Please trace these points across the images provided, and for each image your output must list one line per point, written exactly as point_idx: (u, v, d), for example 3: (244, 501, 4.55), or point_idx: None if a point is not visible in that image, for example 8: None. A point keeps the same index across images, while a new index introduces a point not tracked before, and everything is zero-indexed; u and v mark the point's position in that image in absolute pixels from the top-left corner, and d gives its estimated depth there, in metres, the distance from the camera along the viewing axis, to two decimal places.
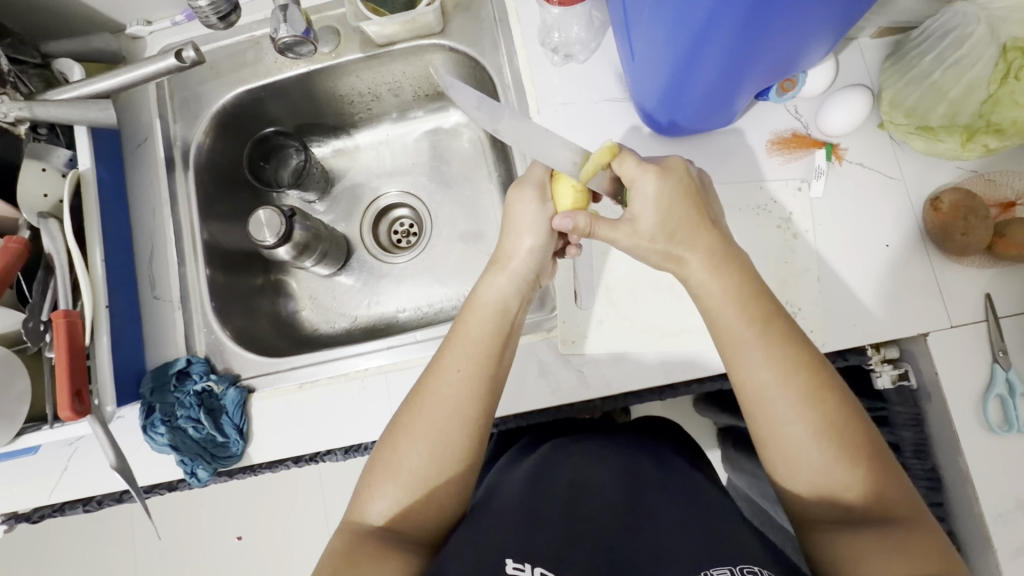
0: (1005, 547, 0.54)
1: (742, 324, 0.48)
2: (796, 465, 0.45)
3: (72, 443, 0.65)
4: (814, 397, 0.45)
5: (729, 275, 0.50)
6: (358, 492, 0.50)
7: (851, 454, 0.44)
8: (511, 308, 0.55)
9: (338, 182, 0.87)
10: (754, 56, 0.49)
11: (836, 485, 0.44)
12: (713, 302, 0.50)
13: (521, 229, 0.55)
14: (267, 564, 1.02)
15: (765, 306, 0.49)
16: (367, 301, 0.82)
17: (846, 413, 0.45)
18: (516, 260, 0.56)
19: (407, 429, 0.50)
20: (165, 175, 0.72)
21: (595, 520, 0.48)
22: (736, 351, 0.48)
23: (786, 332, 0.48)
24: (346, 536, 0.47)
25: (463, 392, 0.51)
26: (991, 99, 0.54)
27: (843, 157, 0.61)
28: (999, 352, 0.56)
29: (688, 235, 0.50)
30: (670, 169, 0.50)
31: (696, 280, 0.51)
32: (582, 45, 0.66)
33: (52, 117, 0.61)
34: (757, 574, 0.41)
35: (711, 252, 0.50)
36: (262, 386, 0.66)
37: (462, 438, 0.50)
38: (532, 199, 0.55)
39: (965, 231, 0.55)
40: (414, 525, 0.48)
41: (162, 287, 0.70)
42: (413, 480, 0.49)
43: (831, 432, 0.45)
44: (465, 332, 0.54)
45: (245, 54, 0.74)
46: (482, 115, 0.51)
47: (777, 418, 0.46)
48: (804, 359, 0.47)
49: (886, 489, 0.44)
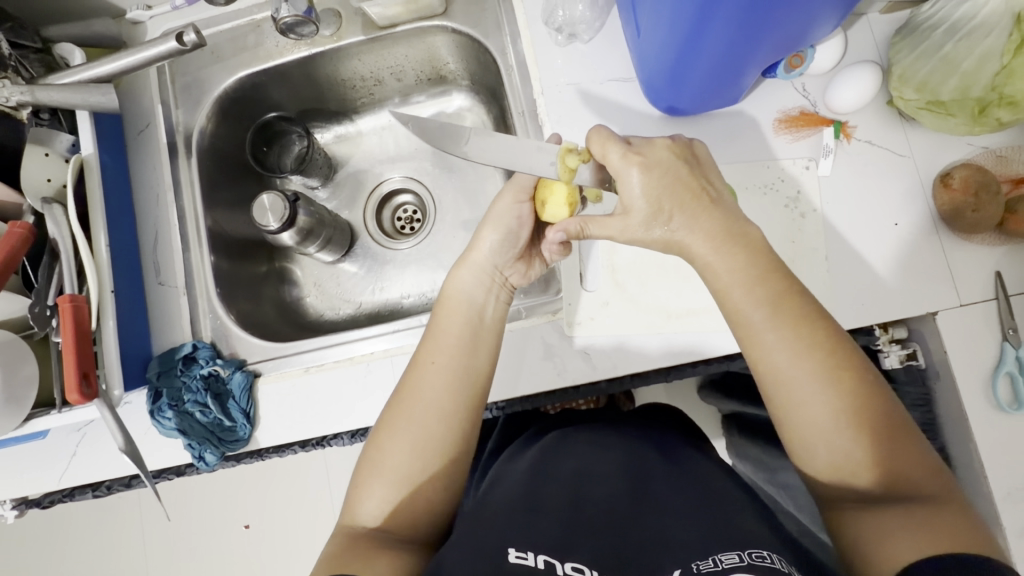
0: (1013, 526, 0.54)
1: (755, 306, 0.48)
2: (813, 444, 0.46)
3: (80, 429, 0.66)
4: (830, 371, 0.46)
5: (732, 259, 0.49)
6: (348, 495, 0.51)
7: (872, 430, 0.44)
8: (477, 301, 0.57)
9: (340, 168, 0.87)
10: (757, 35, 0.49)
11: (856, 464, 0.44)
12: (722, 283, 0.49)
13: (490, 223, 0.58)
14: (275, 551, 1.03)
15: (785, 284, 0.49)
16: (371, 287, 0.82)
17: (863, 390, 0.45)
18: (477, 253, 0.58)
19: (390, 425, 0.52)
20: (168, 161, 0.72)
21: (597, 507, 0.48)
22: (748, 332, 0.48)
23: (799, 312, 0.48)
24: (339, 539, 0.48)
25: (439, 382, 0.52)
26: (1005, 70, 0.51)
27: (852, 135, 0.60)
28: (1010, 330, 0.55)
29: (688, 219, 0.49)
30: (653, 159, 0.49)
31: (702, 261, 0.50)
32: (586, 24, 0.64)
33: (54, 102, 0.61)
34: (766, 559, 0.40)
35: (713, 232, 0.49)
36: (268, 371, 0.66)
37: (446, 432, 0.51)
38: (508, 199, 0.58)
39: (975, 208, 0.55)
40: (404, 525, 0.49)
41: (167, 274, 0.70)
42: (398, 476, 0.50)
43: (851, 407, 0.44)
44: (437, 335, 0.55)
45: (246, 38, 0.74)
46: (445, 142, 0.54)
47: (791, 397, 0.46)
48: (819, 338, 0.47)
49: (911, 466, 0.43)
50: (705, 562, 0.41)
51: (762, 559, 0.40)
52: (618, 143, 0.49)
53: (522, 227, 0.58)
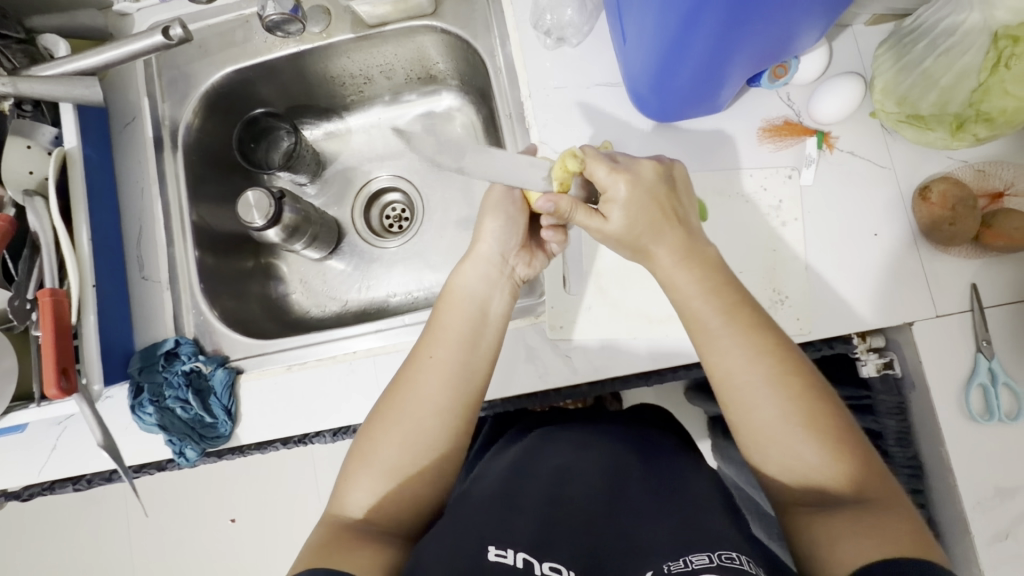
0: (982, 534, 0.55)
1: (712, 314, 0.49)
2: (767, 450, 0.46)
3: (60, 423, 0.66)
4: (782, 379, 0.46)
5: (690, 270, 0.50)
6: (336, 487, 0.51)
7: (825, 437, 0.45)
8: (478, 295, 0.57)
9: (329, 165, 0.86)
10: (737, 43, 0.49)
11: (809, 469, 0.45)
12: (681, 292, 0.50)
13: (491, 210, 0.59)
14: (259, 546, 1.03)
15: (738, 291, 0.50)
16: (358, 285, 0.82)
17: (815, 397, 0.46)
18: (481, 243, 0.58)
19: (383, 418, 0.52)
20: (154, 155, 0.71)
21: (575, 506, 0.48)
22: (705, 340, 0.49)
23: (752, 320, 0.49)
24: (325, 529, 0.48)
25: (427, 377, 0.53)
26: (980, 88, 0.52)
27: (834, 145, 0.61)
28: (983, 342, 0.56)
29: (657, 232, 0.50)
30: (640, 176, 0.50)
31: (664, 272, 0.51)
32: (575, 28, 0.65)
33: (36, 94, 0.60)
34: (735, 559, 0.41)
35: (677, 242, 0.50)
36: (250, 368, 0.67)
37: (432, 426, 0.51)
38: (503, 189, 0.59)
39: (952, 222, 0.55)
40: (390, 517, 0.49)
41: (150, 268, 0.69)
42: (383, 469, 0.50)
43: (802, 415, 0.45)
44: (436, 328, 0.55)
45: (233, 33, 0.74)
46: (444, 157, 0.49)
47: (745, 404, 0.47)
48: (771, 345, 0.47)
49: (862, 472, 0.44)
50: (676, 562, 0.41)
51: (731, 560, 0.41)
52: (606, 161, 0.50)
53: (519, 215, 0.59)
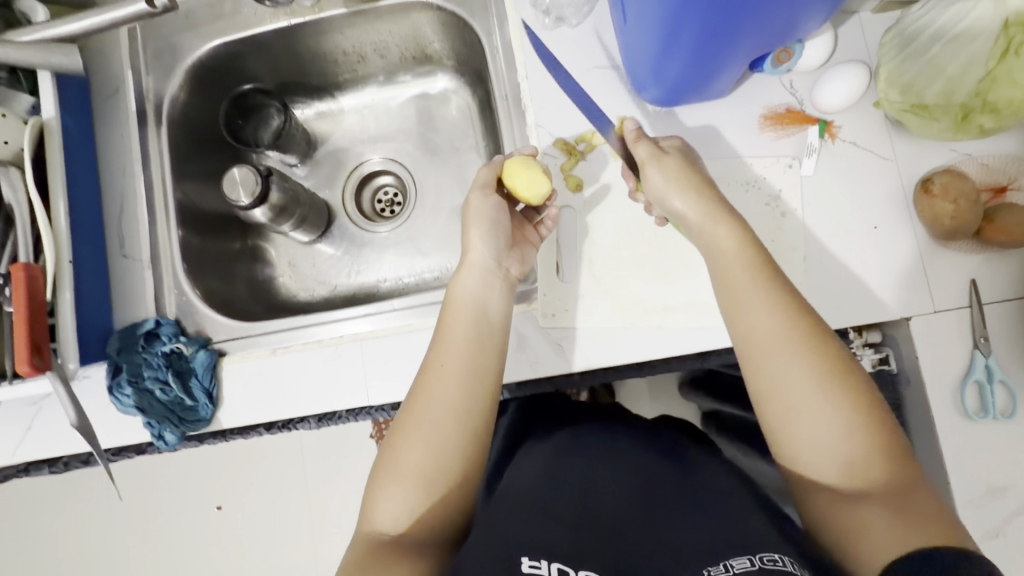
0: (974, 532, 0.55)
1: (747, 274, 0.50)
2: (799, 420, 0.46)
3: (35, 403, 0.64)
4: (814, 345, 0.47)
5: (728, 232, 0.52)
6: (364, 505, 0.49)
7: (857, 410, 0.45)
8: (482, 302, 0.55)
9: (320, 146, 0.84)
10: (741, 23, 0.47)
11: (841, 442, 0.44)
12: (721, 253, 0.52)
13: (474, 220, 0.57)
14: (243, 533, 1.02)
15: (767, 265, 0.51)
16: (348, 270, 0.80)
17: (846, 366, 0.47)
18: (470, 255, 0.57)
19: (404, 429, 0.50)
20: (137, 129, 0.69)
21: (611, 516, 0.47)
22: (740, 300, 0.50)
23: (784, 286, 0.50)
24: (361, 551, 0.46)
25: (449, 378, 0.51)
26: (988, 77, 0.51)
27: (836, 135, 0.60)
28: (981, 338, 0.55)
29: (703, 195, 0.53)
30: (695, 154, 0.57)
31: (707, 236, 0.53)
32: (574, 8, 0.63)
33: (11, 59, 0.58)
34: (778, 561, 0.40)
35: (717, 206, 0.53)
36: (233, 350, 0.65)
37: (457, 433, 0.50)
38: (479, 197, 0.58)
39: (954, 214, 0.54)
40: (426, 530, 0.47)
41: (132, 247, 0.67)
42: (413, 479, 0.48)
43: (834, 384, 0.46)
44: (446, 334, 0.54)
45: (222, 4, 0.71)
46: None
47: (776, 366, 0.47)
48: (802, 312, 0.49)
49: (893, 450, 0.44)
50: (717, 567, 0.41)
51: (774, 562, 0.40)
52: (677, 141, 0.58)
53: (503, 217, 0.58)
